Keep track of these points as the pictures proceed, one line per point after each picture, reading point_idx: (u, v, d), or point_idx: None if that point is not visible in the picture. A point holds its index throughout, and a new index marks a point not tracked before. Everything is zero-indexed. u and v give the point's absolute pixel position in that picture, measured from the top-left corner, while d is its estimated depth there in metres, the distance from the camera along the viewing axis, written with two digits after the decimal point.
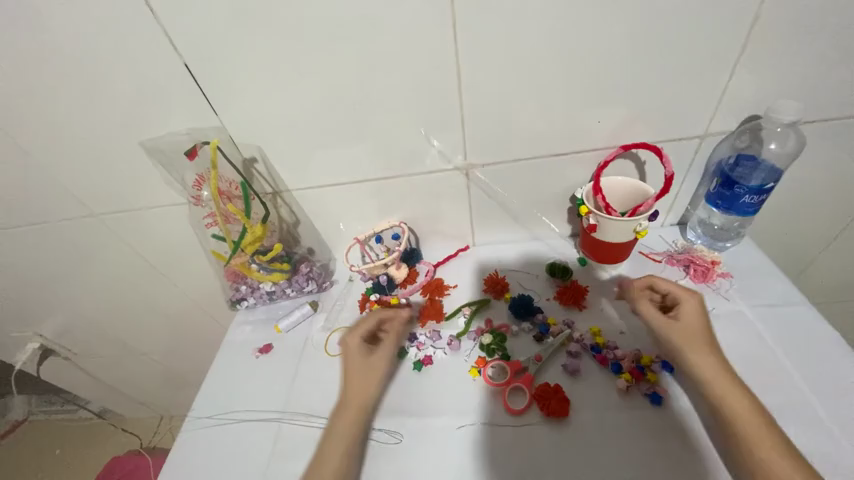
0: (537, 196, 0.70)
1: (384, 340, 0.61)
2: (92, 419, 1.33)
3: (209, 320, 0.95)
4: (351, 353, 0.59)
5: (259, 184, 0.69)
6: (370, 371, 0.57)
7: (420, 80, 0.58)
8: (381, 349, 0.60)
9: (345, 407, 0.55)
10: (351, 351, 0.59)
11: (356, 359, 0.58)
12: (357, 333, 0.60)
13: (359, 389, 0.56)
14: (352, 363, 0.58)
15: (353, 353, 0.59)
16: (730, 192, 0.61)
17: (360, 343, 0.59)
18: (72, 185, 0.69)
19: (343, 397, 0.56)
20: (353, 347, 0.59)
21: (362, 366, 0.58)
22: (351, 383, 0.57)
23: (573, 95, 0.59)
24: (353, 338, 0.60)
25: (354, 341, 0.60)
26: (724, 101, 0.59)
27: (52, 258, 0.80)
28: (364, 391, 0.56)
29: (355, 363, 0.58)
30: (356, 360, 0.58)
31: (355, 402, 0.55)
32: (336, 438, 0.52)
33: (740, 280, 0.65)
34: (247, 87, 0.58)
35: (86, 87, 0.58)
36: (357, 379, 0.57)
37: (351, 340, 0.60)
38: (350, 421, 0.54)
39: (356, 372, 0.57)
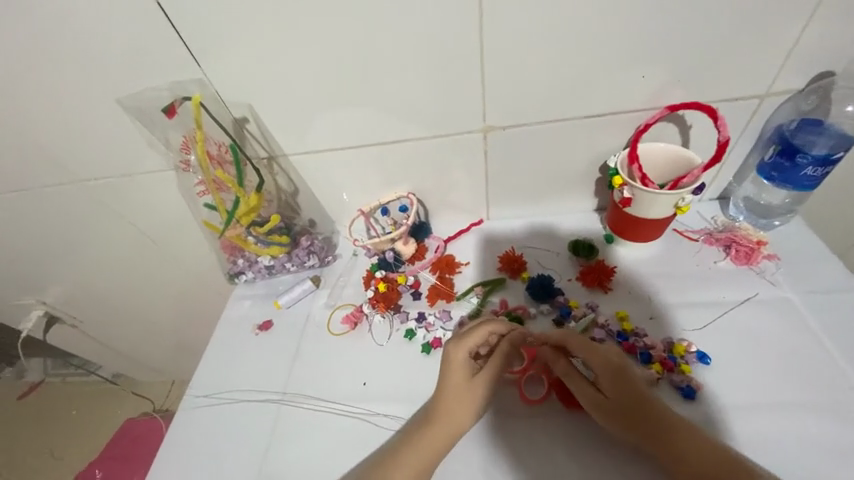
0: (563, 165, 0.62)
1: (495, 357, 0.52)
2: (105, 382, 1.34)
3: (209, 291, 0.92)
4: (451, 371, 0.50)
5: (253, 148, 0.62)
6: (473, 391, 0.50)
7: (435, 24, 0.49)
8: (488, 371, 0.51)
9: (436, 429, 0.48)
10: (456, 369, 0.51)
11: (457, 378, 0.50)
12: (463, 348, 0.51)
13: (456, 416, 0.49)
14: (448, 381, 0.50)
15: (457, 373, 0.50)
16: (790, 162, 0.53)
17: (466, 363, 0.51)
18: (48, 146, 0.63)
19: (434, 418, 0.49)
20: (459, 365, 0.51)
21: (464, 386, 0.50)
22: (448, 405, 0.49)
23: (615, 44, 0.50)
24: (459, 353, 0.51)
25: (460, 357, 0.51)
26: (796, 53, 0.50)
27: (40, 226, 0.76)
28: (464, 414, 0.49)
29: (455, 382, 0.50)
30: (457, 380, 0.50)
31: (453, 426, 0.48)
32: (417, 459, 0.47)
33: (786, 264, 0.58)
34: (234, 35, 0.50)
35: (51, 31, 0.50)
36: (465, 399, 0.49)
37: (454, 355, 0.51)
38: (442, 444, 0.48)
39: (454, 393, 0.50)
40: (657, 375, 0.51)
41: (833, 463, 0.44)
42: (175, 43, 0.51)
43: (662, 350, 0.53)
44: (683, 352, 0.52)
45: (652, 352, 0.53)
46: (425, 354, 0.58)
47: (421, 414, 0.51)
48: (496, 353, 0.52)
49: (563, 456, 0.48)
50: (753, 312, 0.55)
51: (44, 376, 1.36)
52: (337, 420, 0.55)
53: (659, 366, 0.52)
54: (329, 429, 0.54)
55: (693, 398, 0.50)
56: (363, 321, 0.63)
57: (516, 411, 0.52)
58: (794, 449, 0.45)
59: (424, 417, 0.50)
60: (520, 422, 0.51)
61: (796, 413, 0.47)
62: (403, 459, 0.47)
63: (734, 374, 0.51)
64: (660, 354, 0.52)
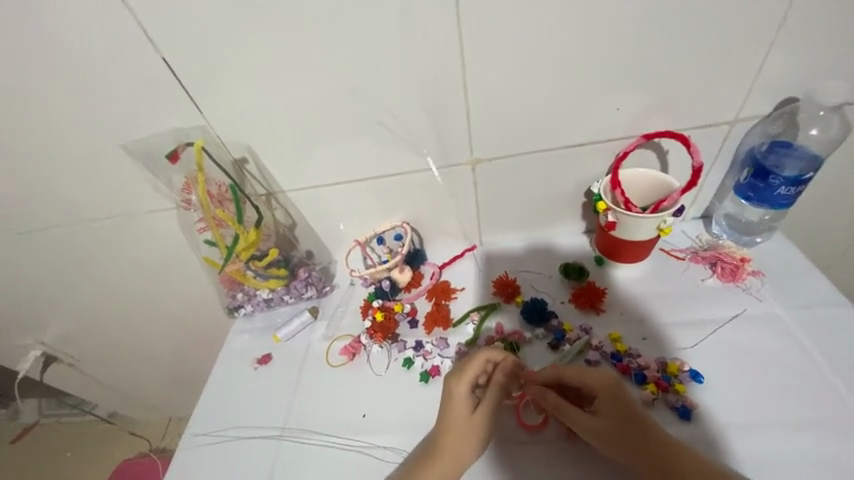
0: (549, 191, 0.65)
1: (493, 387, 0.52)
2: (100, 422, 1.31)
3: (208, 325, 0.92)
4: (454, 404, 0.51)
5: (251, 186, 0.65)
6: (475, 425, 0.50)
7: (421, 68, 0.53)
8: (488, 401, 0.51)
9: (440, 465, 0.48)
10: (457, 402, 0.51)
11: (461, 411, 0.50)
12: (464, 381, 0.52)
13: (458, 448, 0.49)
14: (450, 415, 0.50)
15: (459, 406, 0.51)
16: (764, 183, 0.55)
17: (467, 395, 0.51)
18: (55, 191, 0.66)
19: (438, 453, 0.49)
20: (460, 398, 0.51)
21: (467, 419, 0.50)
22: (451, 439, 0.49)
23: (588, 80, 0.54)
24: (460, 387, 0.52)
25: (462, 391, 0.52)
26: (757, 83, 0.53)
27: (43, 266, 0.77)
28: (467, 448, 0.49)
29: (459, 415, 0.50)
30: (459, 413, 0.50)
31: (457, 460, 0.48)
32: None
33: (772, 279, 0.60)
34: (235, 83, 0.54)
35: (63, 85, 0.54)
36: (468, 432, 0.49)
37: (456, 389, 0.52)
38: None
39: (456, 426, 0.50)
40: (652, 396, 0.52)
41: None
42: (179, 92, 0.55)
43: (656, 370, 0.54)
44: (677, 371, 0.53)
45: (646, 372, 0.54)
46: (423, 383, 0.58)
47: (423, 450, 0.51)
48: (493, 383, 0.52)
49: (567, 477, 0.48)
50: (744, 328, 0.56)
51: (40, 417, 1.34)
52: (338, 454, 0.54)
53: (653, 386, 0.52)
54: (330, 464, 0.54)
55: (689, 418, 0.50)
56: (361, 351, 0.64)
57: (517, 438, 0.52)
58: (796, 468, 0.45)
59: (428, 453, 0.50)
60: (521, 450, 0.51)
61: (796, 431, 0.47)
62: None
63: (730, 392, 0.51)
64: (655, 375, 0.53)
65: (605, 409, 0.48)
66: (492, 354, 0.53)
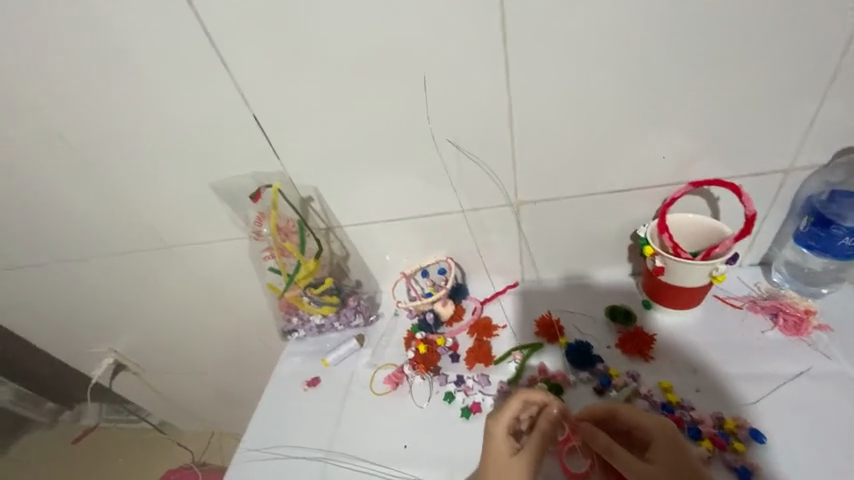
0: (593, 233, 0.66)
1: (536, 431, 0.51)
2: (152, 430, 1.40)
3: (259, 344, 0.99)
4: (492, 446, 0.50)
5: (314, 221, 0.72)
6: (518, 469, 0.49)
7: (472, 121, 0.58)
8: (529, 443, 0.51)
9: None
10: (497, 443, 0.51)
11: (501, 455, 0.50)
12: (503, 422, 0.51)
13: None
14: (490, 458, 0.50)
15: (498, 447, 0.50)
16: (825, 232, 0.54)
17: (506, 436, 0.51)
18: (150, 221, 0.76)
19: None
20: (499, 439, 0.51)
21: (508, 463, 0.50)
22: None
23: (633, 131, 0.56)
24: (499, 427, 0.51)
25: (500, 433, 0.51)
26: (813, 133, 0.53)
27: (129, 284, 0.89)
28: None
29: (499, 458, 0.50)
30: (500, 455, 0.50)
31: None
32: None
33: (843, 335, 0.56)
34: (308, 134, 0.62)
35: (167, 137, 0.64)
36: (510, 477, 0.49)
37: (493, 431, 0.51)
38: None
39: (498, 471, 0.49)
40: (707, 453, 0.49)
41: None
42: (260, 142, 0.63)
43: (712, 425, 0.52)
44: (734, 428, 0.51)
45: (700, 427, 0.51)
46: (464, 419, 0.59)
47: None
48: (536, 427, 0.52)
49: None
50: (811, 387, 0.53)
51: (98, 421, 1.43)
52: None
53: (708, 443, 0.50)
54: None
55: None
56: (403, 382, 0.66)
57: None
58: None
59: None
60: None
61: None
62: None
63: (794, 456, 0.48)
64: (710, 431, 0.51)
65: (659, 456, 0.47)
66: (528, 396, 0.52)
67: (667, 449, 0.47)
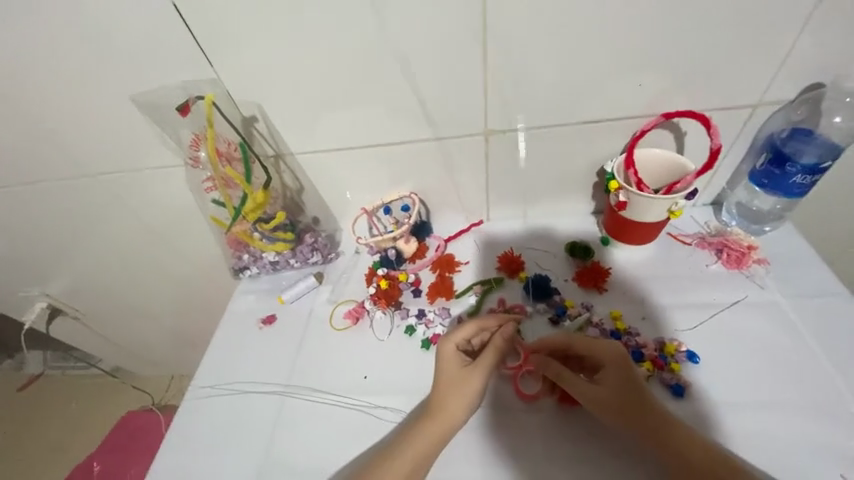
0: (561, 169, 0.64)
1: (489, 349, 0.53)
2: (104, 375, 1.34)
3: (212, 286, 0.93)
4: (443, 363, 0.52)
5: (260, 145, 0.64)
6: (468, 383, 0.51)
7: (441, 31, 0.51)
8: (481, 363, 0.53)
9: (435, 421, 0.50)
10: (447, 362, 0.52)
11: (452, 370, 0.52)
12: (452, 341, 0.53)
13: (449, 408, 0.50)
14: (441, 374, 0.52)
15: (448, 367, 0.52)
16: (780, 170, 0.55)
17: (456, 355, 0.53)
18: (62, 142, 0.65)
19: (435, 411, 0.50)
20: (449, 358, 0.53)
21: (459, 378, 0.52)
22: (444, 397, 0.51)
23: (613, 54, 0.52)
24: (449, 347, 0.53)
25: (451, 350, 0.53)
26: (786, 66, 0.52)
27: (49, 219, 0.77)
28: (460, 406, 0.50)
29: (450, 374, 0.52)
30: (450, 374, 0.52)
31: (450, 417, 0.50)
32: (417, 452, 0.48)
33: (776, 268, 0.61)
34: (248, 37, 0.52)
35: (68, 30, 0.52)
36: (460, 390, 0.51)
37: (445, 350, 0.53)
38: (441, 436, 0.49)
39: (448, 385, 0.51)
40: (648, 373, 0.53)
41: (817, 461, 0.46)
42: (189, 44, 0.53)
43: (654, 349, 0.55)
44: (674, 351, 0.54)
45: (644, 350, 0.55)
46: (423, 350, 0.60)
47: (423, 410, 0.53)
48: (489, 346, 0.54)
49: (556, 436, 0.51)
50: (743, 313, 0.57)
51: (43, 369, 1.37)
52: (340, 412, 0.56)
53: (649, 364, 0.54)
54: (332, 420, 0.56)
55: (682, 395, 0.52)
56: (364, 317, 0.65)
57: (511, 404, 0.54)
58: (779, 447, 0.47)
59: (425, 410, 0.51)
60: (515, 416, 0.53)
61: (783, 413, 0.49)
62: (404, 449, 0.49)
63: (721, 373, 0.53)
64: (652, 353, 0.55)
65: (608, 379, 0.50)
66: (485, 322, 0.55)
67: (617, 374, 0.49)
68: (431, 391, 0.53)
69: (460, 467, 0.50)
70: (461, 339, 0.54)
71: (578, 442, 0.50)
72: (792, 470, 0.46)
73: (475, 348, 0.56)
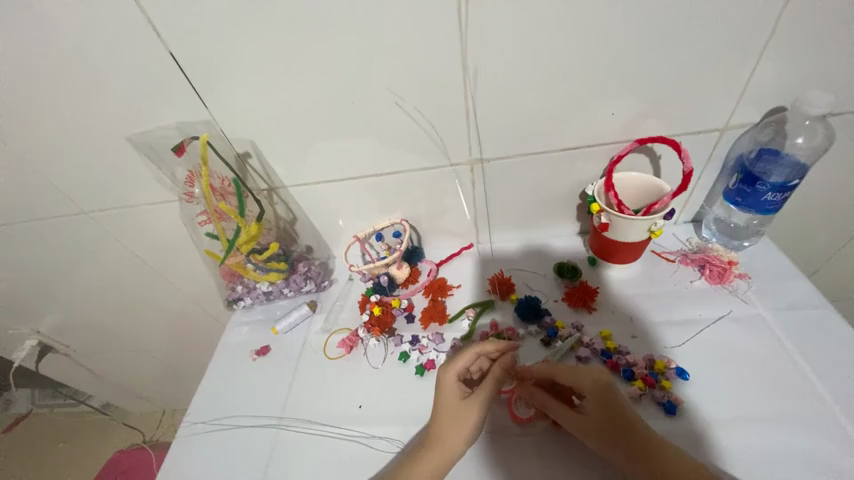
0: (545, 193, 0.67)
1: (488, 380, 0.53)
2: (94, 413, 1.30)
3: (206, 316, 0.93)
4: (444, 394, 0.52)
5: (254, 180, 0.66)
6: (467, 417, 0.51)
7: (422, 70, 0.54)
8: (480, 393, 0.52)
9: (435, 457, 0.49)
10: (447, 391, 0.52)
11: (452, 402, 0.52)
12: (453, 371, 0.53)
13: (449, 439, 0.50)
14: (442, 406, 0.52)
15: (448, 395, 0.52)
16: (751, 189, 0.58)
17: (456, 384, 0.53)
18: (59, 181, 0.66)
19: (433, 446, 0.50)
20: (450, 387, 0.53)
21: (459, 411, 0.51)
22: (445, 432, 0.50)
23: (584, 86, 0.55)
24: (449, 377, 0.53)
25: (451, 380, 0.53)
26: (746, 93, 0.55)
27: (43, 256, 0.78)
28: (459, 442, 0.50)
29: (450, 407, 0.52)
30: (449, 403, 0.52)
31: (448, 452, 0.50)
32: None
33: (758, 282, 0.62)
34: (241, 79, 0.55)
35: (70, 78, 0.55)
36: (461, 425, 0.51)
37: (445, 380, 0.52)
38: (440, 473, 0.49)
39: (449, 418, 0.51)
40: (640, 391, 0.54)
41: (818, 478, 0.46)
42: (184, 86, 0.56)
43: (645, 367, 0.56)
44: (664, 368, 0.55)
45: (634, 369, 0.56)
46: (417, 376, 0.60)
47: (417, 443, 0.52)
48: (490, 377, 0.54)
49: (552, 462, 0.51)
50: (728, 328, 0.59)
51: (31, 408, 1.32)
52: (336, 444, 0.56)
53: (641, 382, 0.54)
54: (327, 453, 0.55)
55: (675, 414, 0.52)
56: (358, 345, 0.65)
57: (506, 429, 0.54)
58: (776, 464, 0.47)
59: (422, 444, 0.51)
60: (512, 443, 0.53)
61: (777, 428, 0.50)
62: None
63: (713, 389, 0.53)
64: (643, 372, 0.55)
65: (590, 409, 0.49)
66: (483, 350, 0.54)
67: (598, 399, 0.49)
68: (429, 425, 0.52)
69: None
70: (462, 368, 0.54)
71: (571, 470, 0.50)
72: None
73: (474, 375, 0.57)
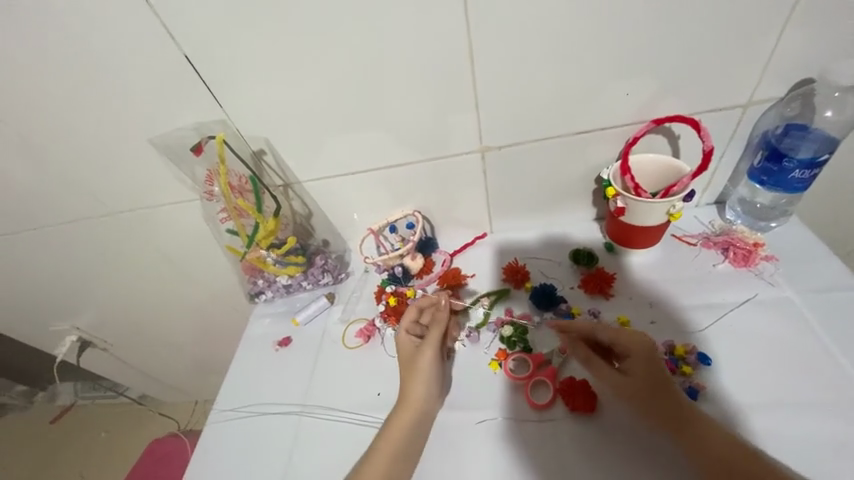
0: (558, 179, 0.66)
1: (433, 327, 0.60)
2: (133, 403, 1.38)
3: (230, 310, 0.96)
4: (400, 348, 0.59)
5: (270, 177, 0.68)
6: (422, 362, 0.57)
7: (428, 60, 0.54)
8: (430, 339, 0.58)
9: (402, 409, 0.53)
10: (403, 346, 0.59)
11: (407, 353, 0.59)
12: (403, 327, 0.61)
13: (410, 387, 0.55)
14: (402, 359, 0.59)
15: (403, 348, 0.59)
16: (777, 166, 0.55)
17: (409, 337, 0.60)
18: (89, 185, 0.70)
19: (401, 400, 0.54)
20: (404, 341, 0.60)
21: (413, 359, 0.58)
22: (405, 382, 0.56)
23: (595, 68, 0.54)
24: (401, 333, 0.60)
25: (404, 335, 0.60)
26: (771, 66, 0.53)
27: (79, 256, 0.83)
28: (418, 388, 0.55)
29: (407, 359, 0.58)
30: (405, 354, 0.59)
31: (412, 398, 0.54)
32: (393, 444, 0.51)
33: (785, 265, 0.60)
34: (252, 78, 0.56)
35: (93, 85, 0.58)
36: (416, 372, 0.56)
37: (398, 335, 0.60)
38: (411, 425, 0.53)
39: (407, 367, 0.57)
40: None
41: (846, 463, 0.45)
42: (199, 88, 0.58)
43: (665, 353, 0.55)
44: (684, 353, 0.54)
45: None
46: None
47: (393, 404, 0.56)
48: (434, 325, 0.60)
49: (569, 446, 0.51)
50: (753, 312, 0.57)
51: (76, 399, 1.41)
52: (356, 430, 0.57)
53: None
54: (349, 439, 0.57)
55: (696, 399, 0.51)
56: (375, 335, 0.66)
57: (523, 415, 0.55)
58: (801, 449, 0.46)
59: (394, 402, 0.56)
60: (529, 428, 0.54)
61: (802, 413, 0.49)
62: (381, 446, 0.51)
63: (735, 374, 0.53)
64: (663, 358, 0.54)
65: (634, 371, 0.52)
66: (421, 303, 0.62)
67: (644, 362, 0.51)
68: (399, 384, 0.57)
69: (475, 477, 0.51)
70: (411, 324, 0.61)
71: (587, 454, 0.51)
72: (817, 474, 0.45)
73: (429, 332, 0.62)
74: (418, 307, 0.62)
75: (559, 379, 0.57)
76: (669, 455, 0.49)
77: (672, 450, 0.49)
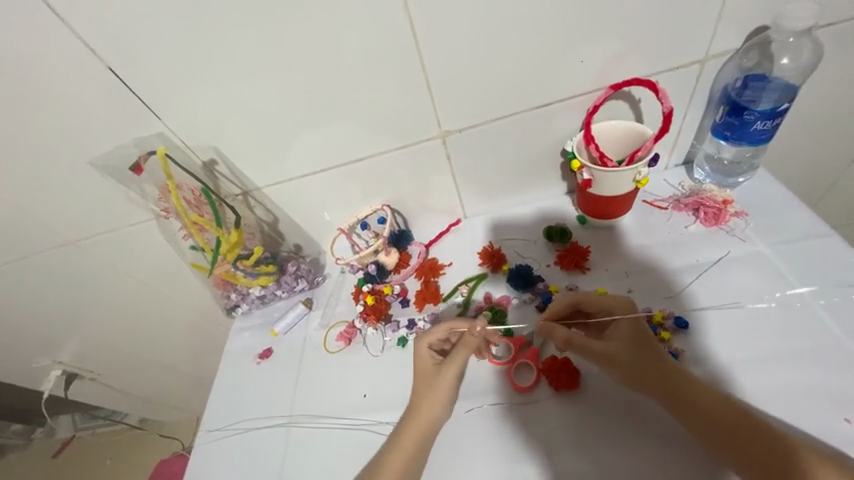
0: (525, 157, 0.64)
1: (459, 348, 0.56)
2: (132, 429, 1.35)
3: (211, 325, 0.94)
4: (419, 361, 0.56)
5: (226, 186, 0.65)
6: (441, 383, 0.54)
7: (372, 45, 0.51)
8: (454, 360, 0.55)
9: (416, 421, 0.51)
10: (422, 360, 0.56)
11: (426, 369, 0.55)
12: (426, 342, 0.57)
13: (427, 405, 0.52)
14: (417, 374, 0.55)
15: (422, 362, 0.56)
16: (738, 120, 0.54)
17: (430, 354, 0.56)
18: (35, 216, 0.66)
19: (413, 413, 0.52)
20: (424, 356, 0.56)
21: (432, 377, 0.54)
22: (421, 399, 0.53)
23: (546, 37, 0.52)
24: (423, 348, 0.56)
25: (425, 350, 0.57)
26: (723, 16, 0.51)
27: (42, 290, 0.78)
28: (436, 407, 0.52)
29: (425, 374, 0.55)
30: (424, 371, 0.55)
31: (428, 416, 0.52)
32: (405, 454, 0.50)
33: (756, 219, 0.60)
34: (187, 84, 0.53)
35: (16, 110, 0.53)
36: (436, 392, 0.53)
37: (419, 350, 0.56)
38: (420, 440, 0.51)
39: (424, 384, 0.54)
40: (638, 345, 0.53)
41: (823, 408, 0.46)
42: (133, 101, 0.54)
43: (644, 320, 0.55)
44: (662, 319, 0.55)
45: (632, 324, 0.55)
46: None
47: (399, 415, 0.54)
48: (460, 345, 0.56)
49: (559, 423, 0.52)
50: (727, 270, 0.57)
51: (74, 432, 1.36)
52: (346, 434, 0.57)
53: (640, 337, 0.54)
54: (339, 444, 0.56)
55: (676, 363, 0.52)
56: (356, 336, 0.65)
57: (511, 399, 0.55)
58: (780, 400, 0.47)
59: (406, 411, 0.53)
60: (517, 411, 0.54)
61: (779, 364, 0.49)
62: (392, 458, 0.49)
63: (714, 333, 0.53)
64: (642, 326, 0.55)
65: (616, 334, 0.53)
66: (454, 324, 0.57)
67: (625, 322, 0.53)
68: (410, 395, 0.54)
69: (469, 467, 0.51)
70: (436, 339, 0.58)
71: (578, 429, 0.51)
72: (795, 422, 0.46)
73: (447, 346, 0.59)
74: (449, 327, 0.57)
75: (542, 359, 0.57)
76: (652, 421, 0.49)
77: (656, 416, 0.50)
